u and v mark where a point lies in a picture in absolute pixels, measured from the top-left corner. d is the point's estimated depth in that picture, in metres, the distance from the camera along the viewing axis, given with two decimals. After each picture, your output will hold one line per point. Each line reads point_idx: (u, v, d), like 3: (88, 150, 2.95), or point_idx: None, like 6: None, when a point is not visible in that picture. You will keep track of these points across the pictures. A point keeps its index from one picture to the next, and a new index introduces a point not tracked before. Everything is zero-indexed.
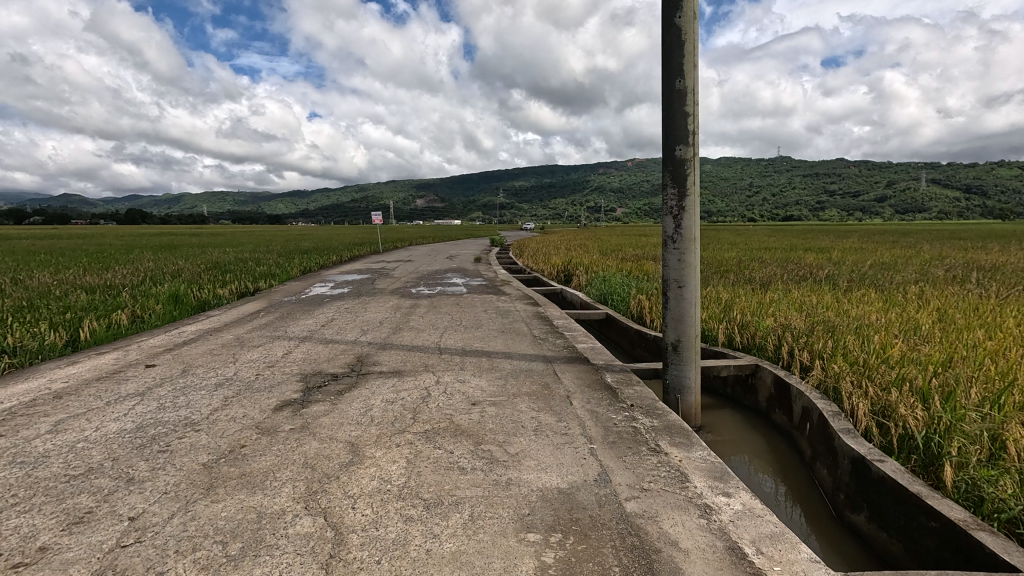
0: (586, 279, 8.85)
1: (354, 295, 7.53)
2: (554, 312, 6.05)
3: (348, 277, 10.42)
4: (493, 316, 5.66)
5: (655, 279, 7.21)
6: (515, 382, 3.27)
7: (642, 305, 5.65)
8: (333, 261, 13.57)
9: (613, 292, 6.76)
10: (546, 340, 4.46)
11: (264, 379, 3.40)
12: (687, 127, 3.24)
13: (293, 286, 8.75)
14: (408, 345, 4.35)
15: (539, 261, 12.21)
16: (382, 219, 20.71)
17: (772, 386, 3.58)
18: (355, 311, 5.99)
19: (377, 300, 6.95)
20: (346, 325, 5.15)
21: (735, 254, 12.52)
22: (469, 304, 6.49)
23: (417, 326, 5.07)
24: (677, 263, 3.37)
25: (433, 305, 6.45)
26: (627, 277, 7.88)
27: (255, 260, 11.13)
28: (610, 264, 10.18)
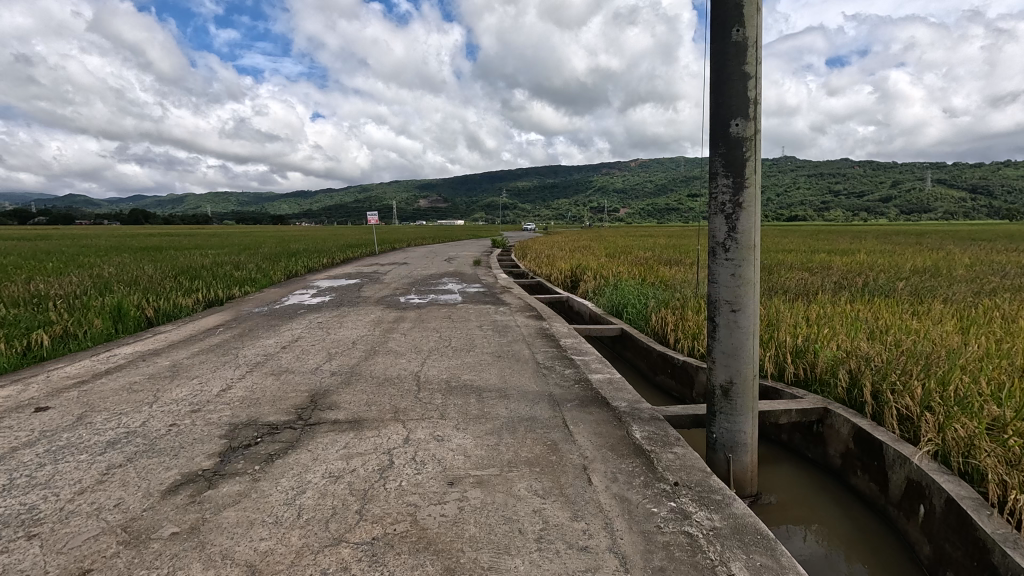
0: (594, 287, 7.98)
1: (333, 305, 6.66)
2: (560, 328, 5.18)
3: (334, 282, 9.57)
4: (489, 334, 4.79)
5: (676, 288, 6.33)
6: (510, 442, 2.41)
7: (667, 321, 4.79)
8: (321, 264, 12.70)
9: (628, 302, 5.89)
10: (553, 369, 3.60)
11: (175, 433, 2.55)
12: (746, 93, 2.37)
13: (270, 294, 7.89)
14: (380, 376, 3.49)
15: (542, 265, 11.34)
16: (378, 219, 19.85)
17: (849, 439, 2.75)
18: (329, 328, 5.13)
19: (358, 312, 6.08)
20: (311, 347, 4.29)
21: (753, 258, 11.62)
22: (462, 318, 5.61)
23: (396, 349, 4.22)
24: (730, 279, 2.51)
25: (420, 319, 5.58)
26: (642, 284, 7.00)
27: (235, 263, 10.27)
28: (620, 269, 9.29)
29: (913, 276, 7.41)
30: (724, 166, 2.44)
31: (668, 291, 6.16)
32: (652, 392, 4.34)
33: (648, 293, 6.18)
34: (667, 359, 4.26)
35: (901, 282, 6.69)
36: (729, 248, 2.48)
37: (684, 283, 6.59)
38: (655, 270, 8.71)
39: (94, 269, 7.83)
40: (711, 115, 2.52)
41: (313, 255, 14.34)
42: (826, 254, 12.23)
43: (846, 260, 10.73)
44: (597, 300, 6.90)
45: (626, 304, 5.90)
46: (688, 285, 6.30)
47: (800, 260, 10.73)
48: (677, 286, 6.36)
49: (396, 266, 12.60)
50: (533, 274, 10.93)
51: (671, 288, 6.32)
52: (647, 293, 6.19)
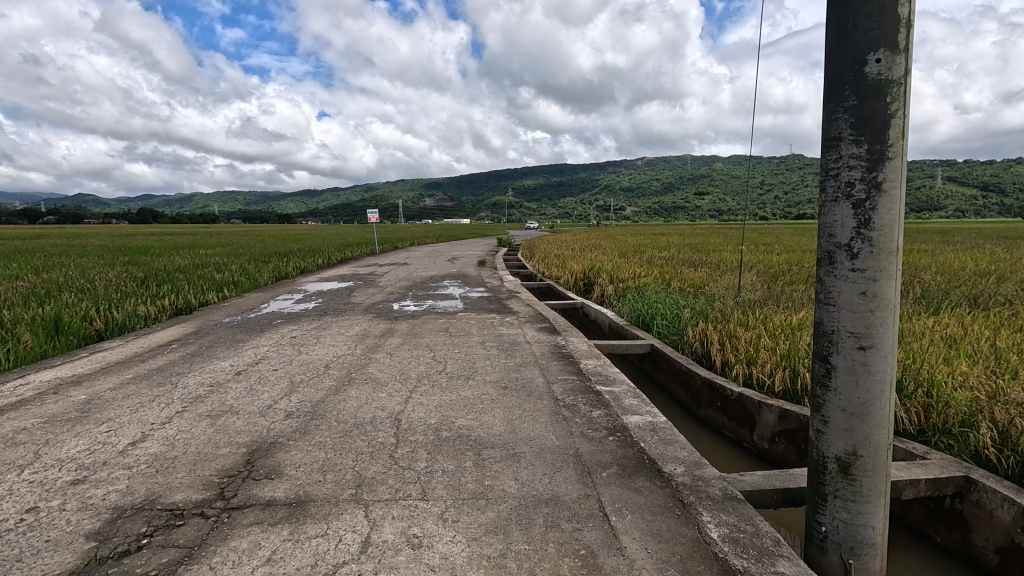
0: (612, 292, 7.12)
1: (316, 314, 5.83)
2: (578, 345, 4.33)
3: (325, 285, 8.74)
4: (493, 354, 3.95)
5: (711, 294, 5.47)
6: (522, 554, 1.57)
7: (711, 339, 3.95)
8: (314, 265, 11.88)
9: (657, 312, 5.05)
10: (577, 410, 2.75)
11: (24, 530, 1.71)
12: (897, 8, 1.49)
13: (250, 300, 7.08)
14: (350, 420, 2.66)
15: (552, 266, 10.49)
16: (379, 219, 19.06)
17: (1012, 531, 1.89)
18: (302, 345, 4.30)
19: (343, 323, 5.25)
20: (273, 374, 3.46)
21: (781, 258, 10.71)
22: (462, 331, 4.77)
23: (378, 377, 3.37)
24: (858, 300, 1.63)
25: (413, 333, 4.74)
26: (668, 290, 6.15)
27: (219, 265, 9.46)
28: (638, 270, 8.43)
29: (977, 279, 6.50)
30: (854, 127, 1.58)
31: (702, 298, 5.30)
32: (695, 428, 3.51)
33: (680, 301, 5.32)
34: (716, 388, 3.43)
35: (969, 286, 5.81)
36: (859, 254, 1.61)
37: (719, 288, 5.73)
38: (678, 272, 7.86)
39: (54, 273, 7.03)
40: (829, 53, 1.66)
41: (308, 255, 13.52)
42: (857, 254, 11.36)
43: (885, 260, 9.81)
44: (617, 307, 6.05)
45: (654, 314, 5.05)
46: (725, 291, 5.45)
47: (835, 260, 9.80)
48: (713, 293, 5.49)
49: (394, 267, 11.77)
50: (541, 275, 10.08)
51: (705, 295, 5.47)
52: (678, 301, 5.34)
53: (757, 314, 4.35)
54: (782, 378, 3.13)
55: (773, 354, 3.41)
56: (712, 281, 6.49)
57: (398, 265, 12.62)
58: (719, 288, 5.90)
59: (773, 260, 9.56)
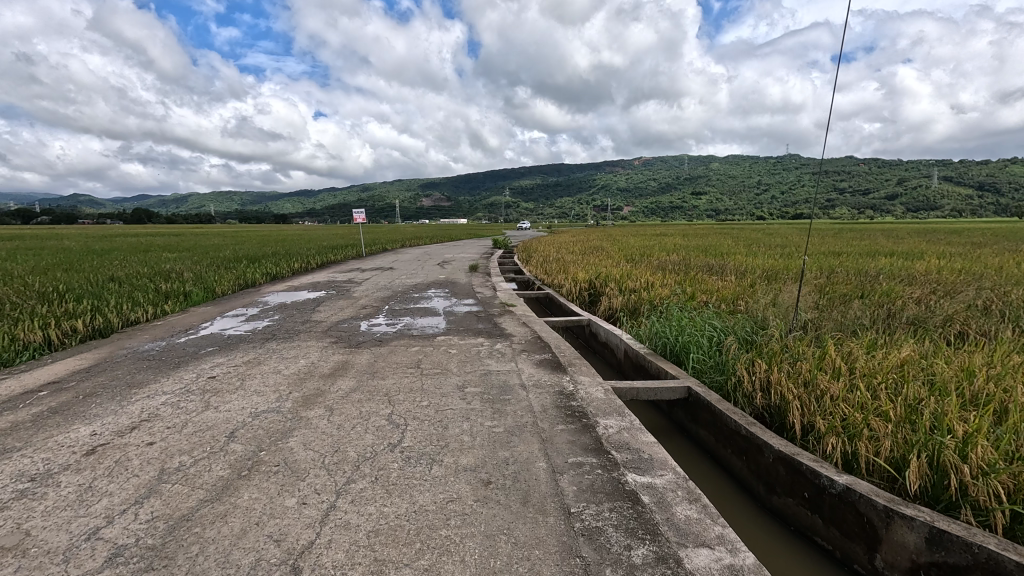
0: (624, 307, 6.03)
1: (260, 338, 4.68)
2: (592, 389, 3.22)
3: (290, 296, 7.61)
4: (475, 410, 2.83)
5: (753, 313, 4.38)
6: None
7: (781, 391, 2.83)
8: (288, 272, 10.71)
9: (692, 338, 3.93)
10: (603, 546, 1.63)
11: None
12: None
13: (194, 316, 5.94)
14: (210, 573, 1.52)
15: (552, 271, 9.40)
16: (366, 219, 17.91)
17: None
18: (217, 392, 3.16)
19: (288, 352, 4.13)
20: (144, 451, 2.32)
21: (806, 261, 9.62)
22: (437, 368, 3.64)
23: (296, 459, 2.23)
24: None
25: (372, 371, 3.61)
26: (697, 307, 5.03)
27: (172, 271, 8.29)
28: (652, 278, 7.33)
29: None
30: None
31: (746, 321, 4.19)
32: (766, 525, 2.42)
33: (717, 323, 4.21)
34: (800, 472, 2.32)
35: None
36: None
37: (763, 306, 4.61)
38: (700, 282, 6.75)
39: None
40: None
41: (283, 259, 12.36)
42: (886, 257, 10.30)
43: (925, 264, 8.74)
44: (635, 328, 4.93)
45: (688, 342, 3.94)
46: (774, 310, 4.33)
47: (870, 264, 8.72)
48: (757, 312, 4.37)
49: (376, 273, 10.63)
50: (541, 283, 8.96)
51: (748, 316, 4.36)
52: (714, 323, 4.23)
53: (832, 349, 3.23)
54: (918, 472, 2.02)
55: (889, 427, 2.30)
56: (746, 296, 5.39)
57: (382, 270, 11.47)
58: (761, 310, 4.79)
59: (799, 266, 8.48)
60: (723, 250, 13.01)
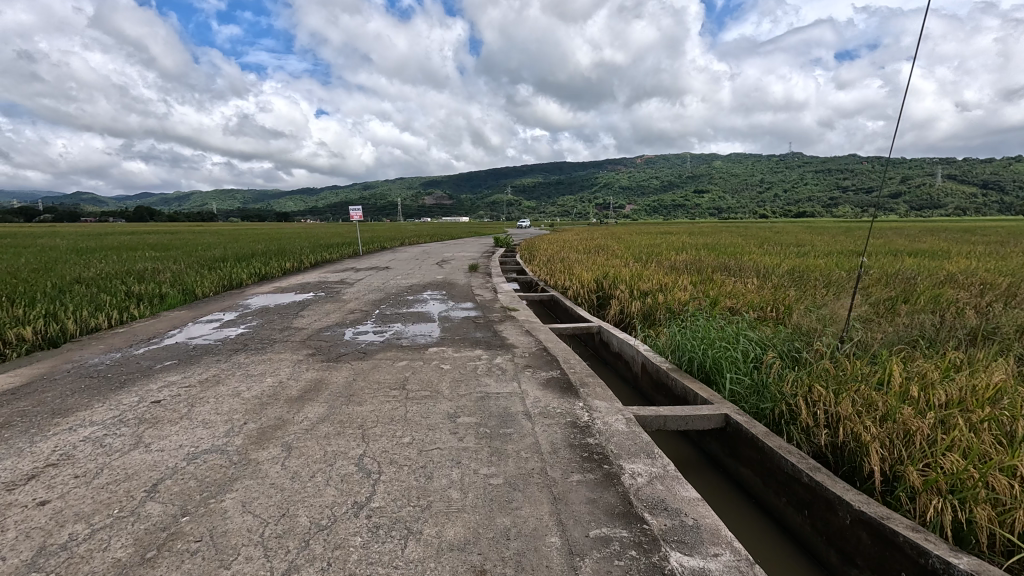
0: (641, 317, 5.48)
1: (228, 350, 4.12)
2: (611, 420, 2.66)
3: (275, 298, 7.06)
4: (467, 451, 2.26)
5: (793, 325, 3.80)
6: None
7: (853, 429, 2.27)
8: (278, 272, 10.15)
9: (726, 355, 3.37)
10: None
11: None
12: None
13: (163, 322, 5.39)
14: None
15: (557, 271, 8.82)
16: (363, 216, 17.36)
17: None
18: (156, 422, 2.60)
19: (255, 368, 3.57)
20: (30, 515, 1.77)
21: (827, 261, 9.02)
22: (426, 390, 3.08)
23: (226, 530, 1.68)
24: None
25: (349, 394, 3.05)
26: (726, 317, 4.45)
27: (150, 271, 7.73)
28: (666, 281, 6.76)
29: None
30: None
31: (787, 335, 3.62)
32: None
33: (754, 336, 3.64)
34: (894, 544, 1.76)
35: None
36: None
37: (805, 317, 4.03)
38: (719, 284, 6.18)
39: None
40: None
41: (274, 258, 11.76)
42: (911, 257, 9.68)
43: (956, 264, 8.15)
44: (654, 339, 4.36)
45: (721, 359, 3.37)
46: (819, 321, 3.75)
47: (897, 265, 8.13)
48: (798, 324, 3.80)
49: (371, 274, 10.06)
50: (545, 284, 8.39)
51: (789, 329, 3.79)
52: (750, 336, 3.65)
53: (906, 371, 2.66)
54: None
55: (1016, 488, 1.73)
56: (778, 305, 4.80)
57: (377, 269, 10.90)
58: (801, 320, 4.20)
59: (823, 268, 7.87)
60: (734, 249, 12.39)
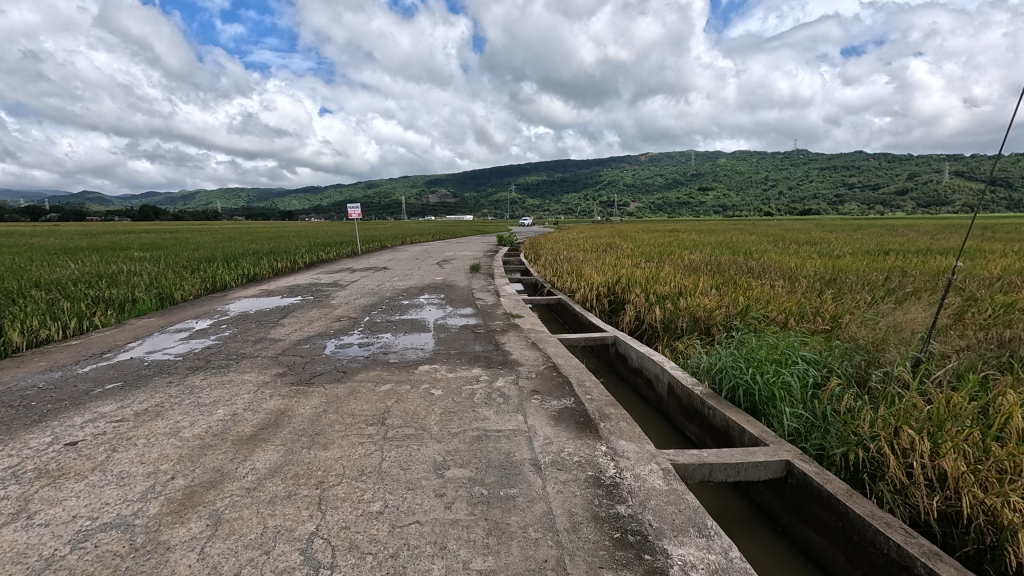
0: (665, 332, 4.94)
1: (185, 369, 3.55)
2: (645, 474, 2.06)
3: (257, 303, 6.49)
4: (456, 529, 1.66)
5: (854, 339, 3.20)
6: None
7: (981, 497, 1.67)
8: (267, 273, 9.58)
9: (779, 381, 2.77)
10: None
11: None
12: None
13: (126, 332, 4.83)
14: None
15: (565, 271, 8.22)
16: (362, 215, 16.84)
17: None
18: (58, 477, 2.02)
19: (209, 394, 2.98)
20: None
21: (853, 261, 8.41)
22: (411, 427, 2.48)
23: None
24: None
25: (314, 432, 2.45)
26: (765, 332, 3.86)
27: (126, 274, 7.18)
28: (685, 284, 6.15)
29: None
30: None
31: (848, 354, 3.03)
32: None
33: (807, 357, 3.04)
34: None
35: None
36: None
37: (863, 330, 3.42)
38: (746, 288, 5.57)
39: None
40: None
41: (266, 257, 11.22)
42: (944, 256, 9.03)
43: (997, 263, 7.51)
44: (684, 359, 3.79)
45: (773, 386, 2.78)
46: (884, 333, 3.15)
47: (932, 265, 7.50)
48: (858, 337, 3.19)
49: (366, 275, 9.49)
50: (552, 286, 7.79)
51: (847, 344, 3.18)
52: (804, 356, 3.05)
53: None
54: None
55: None
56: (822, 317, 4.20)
57: (373, 270, 10.33)
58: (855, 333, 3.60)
59: (854, 268, 7.25)
60: (750, 248, 11.75)
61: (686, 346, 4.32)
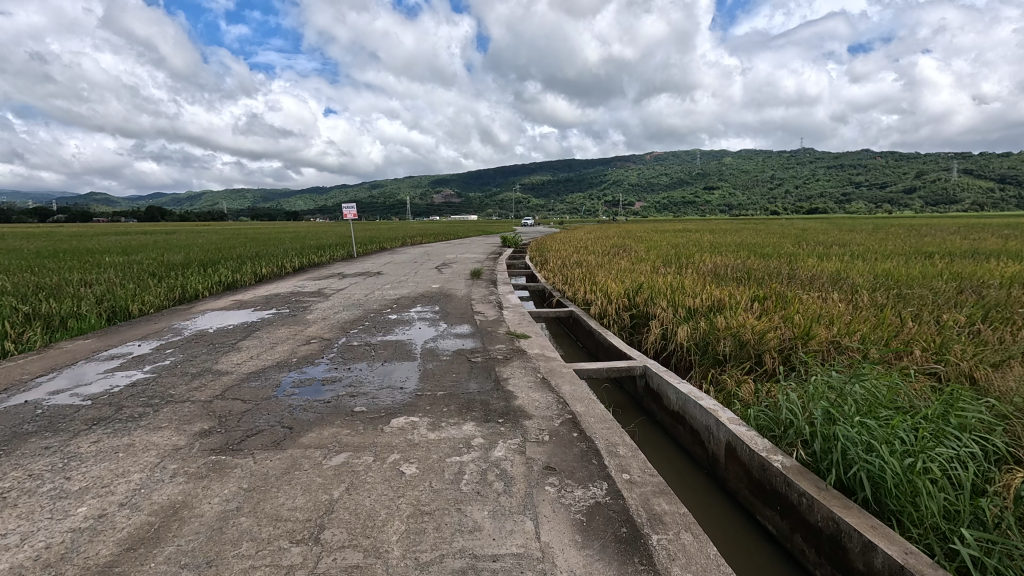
0: (705, 359, 4.01)
1: (78, 424, 2.65)
2: None
3: (220, 319, 5.60)
4: None
5: (1006, 402, 2.29)
6: None
7: None
8: (247, 280, 8.70)
9: (921, 466, 1.86)
10: None
11: None
12: None
13: (46, 360, 3.95)
14: None
15: (577, 278, 7.30)
16: (358, 214, 15.98)
17: None
18: None
19: (83, 473, 2.08)
20: None
21: (904, 267, 7.42)
22: (357, 553, 1.58)
23: None
24: None
25: (203, 561, 1.55)
26: (847, 369, 2.96)
27: (78, 284, 6.33)
28: (721, 296, 5.22)
29: None
30: None
31: (1004, 426, 2.13)
32: None
33: (944, 425, 2.14)
34: None
35: None
36: None
37: (992, 382, 2.55)
38: (797, 302, 4.64)
39: None
40: None
41: (248, 262, 10.36)
42: (1004, 261, 8.00)
43: None
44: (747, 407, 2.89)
45: (910, 472, 1.87)
46: None
47: (1002, 272, 6.50)
48: (1013, 399, 2.28)
49: (355, 282, 8.61)
50: (562, 295, 6.88)
51: (990, 407, 2.28)
52: (937, 423, 2.15)
53: None
54: None
55: None
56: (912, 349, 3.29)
57: (365, 277, 9.44)
58: (976, 382, 2.71)
59: (911, 276, 6.30)
60: (777, 251, 10.75)
61: (736, 383, 3.42)
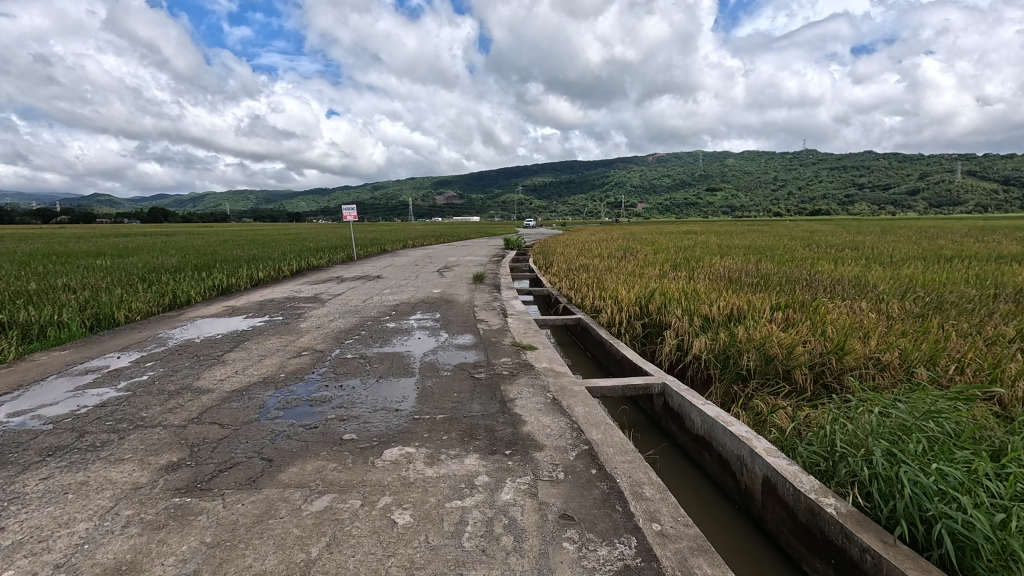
0: (727, 375, 3.70)
1: (32, 454, 2.35)
2: None
3: (209, 327, 5.30)
4: None
5: None
6: None
7: None
8: (241, 284, 8.41)
9: (1017, 525, 1.56)
10: None
11: None
12: None
13: (15, 374, 3.66)
14: None
15: (584, 283, 6.99)
16: (358, 215, 15.71)
17: None
18: None
19: (22, 522, 1.78)
20: None
21: (926, 272, 7.09)
22: None
23: None
24: None
25: None
26: (896, 394, 2.65)
27: (62, 290, 6.04)
28: (740, 304, 4.91)
29: None
30: None
31: None
32: None
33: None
34: None
35: None
36: None
37: None
38: (824, 312, 4.32)
39: None
40: None
41: (244, 265, 10.06)
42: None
43: None
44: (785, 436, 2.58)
45: (1006, 533, 1.57)
46: None
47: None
48: None
49: (353, 286, 8.31)
50: (569, 301, 6.58)
51: None
52: (1020, 467, 1.85)
53: None
54: None
55: None
56: (964, 372, 2.97)
57: (365, 281, 9.15)
58: None
59: (937, 282, 5.97)
60: (789, 254, 10.42)
61: (765, 406, 3.11)
